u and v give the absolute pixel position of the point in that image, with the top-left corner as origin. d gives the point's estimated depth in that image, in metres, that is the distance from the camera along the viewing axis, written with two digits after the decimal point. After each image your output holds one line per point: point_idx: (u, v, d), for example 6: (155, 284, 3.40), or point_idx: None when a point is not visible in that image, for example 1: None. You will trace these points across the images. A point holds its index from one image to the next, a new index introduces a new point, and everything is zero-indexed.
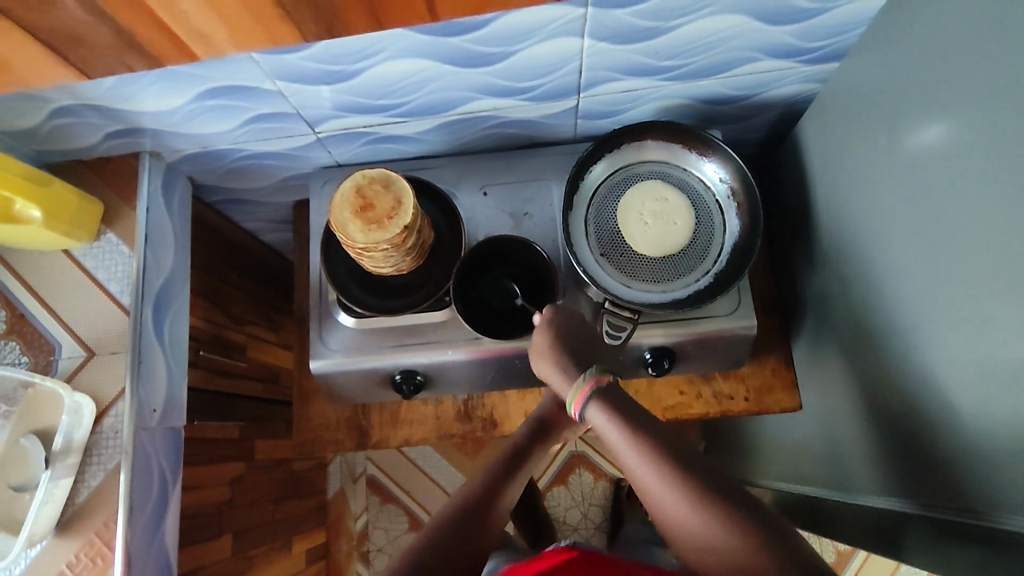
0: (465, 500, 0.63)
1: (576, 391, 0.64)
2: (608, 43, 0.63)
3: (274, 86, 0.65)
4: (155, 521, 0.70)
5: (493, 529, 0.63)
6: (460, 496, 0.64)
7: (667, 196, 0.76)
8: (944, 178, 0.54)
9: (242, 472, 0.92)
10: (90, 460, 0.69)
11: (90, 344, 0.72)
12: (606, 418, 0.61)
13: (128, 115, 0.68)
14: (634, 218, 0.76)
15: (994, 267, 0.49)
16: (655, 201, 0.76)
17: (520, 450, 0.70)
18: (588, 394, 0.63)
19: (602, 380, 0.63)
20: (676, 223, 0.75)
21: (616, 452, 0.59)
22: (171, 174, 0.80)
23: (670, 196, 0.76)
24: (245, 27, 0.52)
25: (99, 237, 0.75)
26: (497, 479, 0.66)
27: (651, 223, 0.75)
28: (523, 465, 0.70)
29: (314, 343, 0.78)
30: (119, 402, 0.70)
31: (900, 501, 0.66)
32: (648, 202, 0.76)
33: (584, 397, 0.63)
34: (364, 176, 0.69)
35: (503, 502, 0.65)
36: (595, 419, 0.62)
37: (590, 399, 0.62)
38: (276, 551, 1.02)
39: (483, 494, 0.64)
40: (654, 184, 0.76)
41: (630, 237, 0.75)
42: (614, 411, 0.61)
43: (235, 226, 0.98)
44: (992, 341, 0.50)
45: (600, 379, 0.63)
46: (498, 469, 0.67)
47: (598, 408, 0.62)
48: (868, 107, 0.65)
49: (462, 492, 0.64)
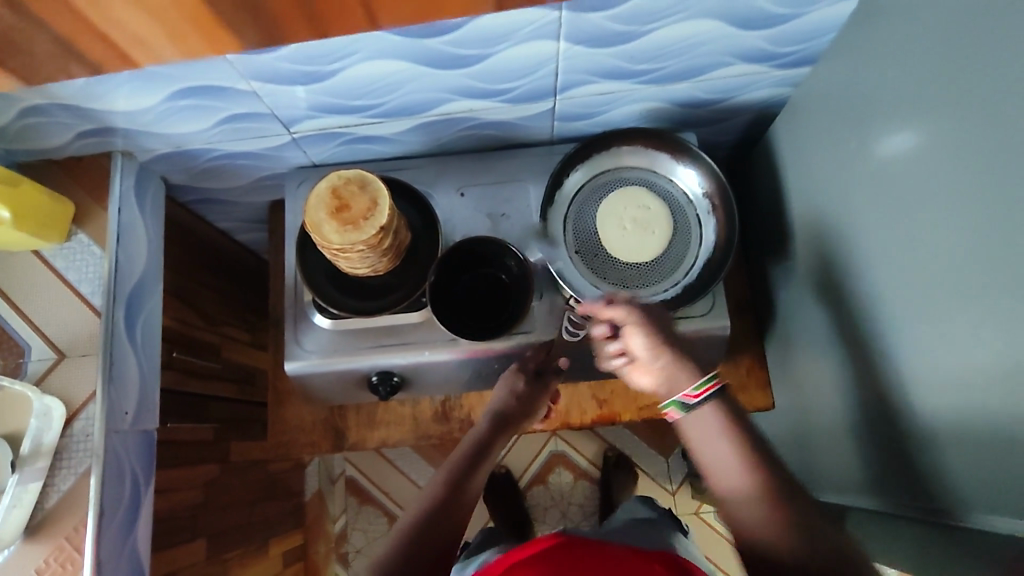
0: (431, 506, 0.61)
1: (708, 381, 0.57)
2: (583, 47, 0.64)
3: (248, 86, 0.64)
4: (127, 524, 0.70)
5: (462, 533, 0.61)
6: (424, 501, 0.62)
7: (652, 205, 0.77)
8: (911, 181, 0.55)
9: (216, 475, 0.92)
10: (59, 464, 0.68)
11: (61, 346, 0.71)
12: (709, 421, 0.56)
13: (100, 114, 0.67)
14: (612, 222, 0.77)
15: (954, 269, 0.51)
16: (637, 208, 0.77)
17: (481, 444, 0.68)
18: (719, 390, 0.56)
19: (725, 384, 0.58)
20: (654, 233, 0.76)
21: (706, 457, 0.55)
22: (144, 173, 0.79)
23: (653, 206, 0.77)
24: None
25: (70, 238, 0.73)
26: (460, 481, 0.64)
27: (629, 229, 0.77)
28: (486, 460, 0.68)
29: (290, 344, 0.77)
30: (90, 405, 0.69)
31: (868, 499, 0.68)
32: (629, 208, 0.77)
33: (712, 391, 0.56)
34: (339, 176, 0.68)
35: (469, 498, 0.63)
36: (703, 424, 0.56)
37: (716, 396, 0.56)
38: (251, 553, 1.01)
39: (449, 496, 0.62)
40: (638, 190, 0.77)
41: (607, 242, 0.76)
42: (721, 420, 0.55)
43: (208, 226, 0.97)
44: (950, 341, 0.52)
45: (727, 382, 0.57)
46: (460, 469, 0.65)
47: (706, 411, 0.56)
48: (838, 111, 0.66)
49: (427, 499, 0.62)
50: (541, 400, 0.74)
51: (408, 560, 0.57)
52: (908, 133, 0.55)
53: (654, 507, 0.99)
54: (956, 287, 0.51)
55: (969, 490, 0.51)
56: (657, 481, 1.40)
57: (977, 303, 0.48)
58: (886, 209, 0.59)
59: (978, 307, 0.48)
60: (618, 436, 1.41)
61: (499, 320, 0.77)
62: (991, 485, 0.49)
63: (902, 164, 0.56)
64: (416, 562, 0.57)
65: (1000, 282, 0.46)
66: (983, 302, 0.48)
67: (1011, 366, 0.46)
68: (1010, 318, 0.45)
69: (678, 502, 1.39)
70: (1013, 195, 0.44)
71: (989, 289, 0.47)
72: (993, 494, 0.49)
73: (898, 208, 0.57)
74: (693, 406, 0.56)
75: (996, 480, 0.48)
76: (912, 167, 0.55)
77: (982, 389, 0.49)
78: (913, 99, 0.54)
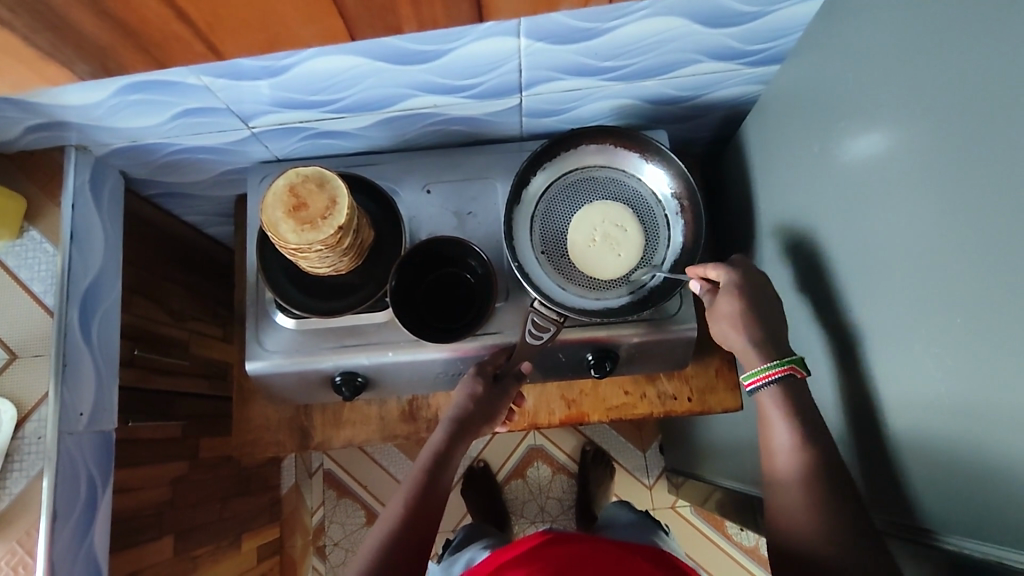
0: (402, 520, 0.65)
1: (776, 366, 0.62)
2: (545, 43, 0.62)
3: (199, 81, 0.62)
4: (81, 528, 0.69)
5: (429, 542, 0.66)
6: (393, 518, 0.66)
7: (629, 227, 0.75)
8: (876, 186, 0.53)
9: (184, 472, 0.91)
10: (10, 466, 0.66)
11: (13, 347, 0.69)
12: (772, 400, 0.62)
13: (48, 109, 0.65)
14: (585, 228, 0.75)
15: (915, 279, 0.49)
16: (614, 224, 0.75)
17: (443, 455, 0.72)
18: (779, 378, 0.61)
19: (799, 374, 0.62)
20: (619, 256, 0.74)
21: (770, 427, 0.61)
22: (100, 168, 0.77)
23: (629, 226, 0.75)
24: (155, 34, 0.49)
25: (22, 235, 0.72)
26: (425, 494, 0.68)
27: (600, 242, 0.74)
28: (447, 468, 0.72)
29: (251, 344, 0.76)
30: (42, 407, 0.68)
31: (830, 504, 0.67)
32: (607, 222, 0.75)
33: (772, 377, 0.62)
34: (298, 174, 0.65)
35: (434, 509, 0.68)
36: (768, 407, 0.62)
37: (778, 384, 0.61)
38: (223, 548, 1.00)
39: (417, 512, 0.66)
40: (613, 206, 0.75)
41: (569, 240, 0.74)
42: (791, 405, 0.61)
43: (176, 220, 0.95)
44: (908, 352, 0.51)
45: (798, 372, 0.62)
46: (424, 482, 0.69)
47: (774, 396, 0.61)
48: (807, 112, 0.64)
49: (396, 515, 0.66)
50: (502, 403, 0.75)
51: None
52: (873, 138, 0.53)
53: (631, 506, 0.99)
54: (918, 297, 0.49)
55: (930, 504, 0.51)
56: (634, 476, 1.40)
57: (936, 315, 0.47)
58: (850, 213, 0.58)
59: (937, 319, 0.47)
60: (596, 431, 1.41)
61: (464, 321, 0.76)
62: (950, 501, 0.48)
63: (867, 169, 0.55)
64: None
65: (960, 295, 0.44)
66: (940, 313, 0.47)
67: (970, 382, 0.45)
68: (967, 333, 0.44)
69: (654, 497, 1.39)
70: (975, 208, 0.42)
71: (948, 302, 0.46)
72: (952, 510, 0.48)
73: (862, 213, 0.56)
74: (752, 389, 0.63)
75: (954, 497, 0.48)
76: (876, 172, 0.53)
77: (938, 401, 0.48)
78: (878, 104, 0.52)
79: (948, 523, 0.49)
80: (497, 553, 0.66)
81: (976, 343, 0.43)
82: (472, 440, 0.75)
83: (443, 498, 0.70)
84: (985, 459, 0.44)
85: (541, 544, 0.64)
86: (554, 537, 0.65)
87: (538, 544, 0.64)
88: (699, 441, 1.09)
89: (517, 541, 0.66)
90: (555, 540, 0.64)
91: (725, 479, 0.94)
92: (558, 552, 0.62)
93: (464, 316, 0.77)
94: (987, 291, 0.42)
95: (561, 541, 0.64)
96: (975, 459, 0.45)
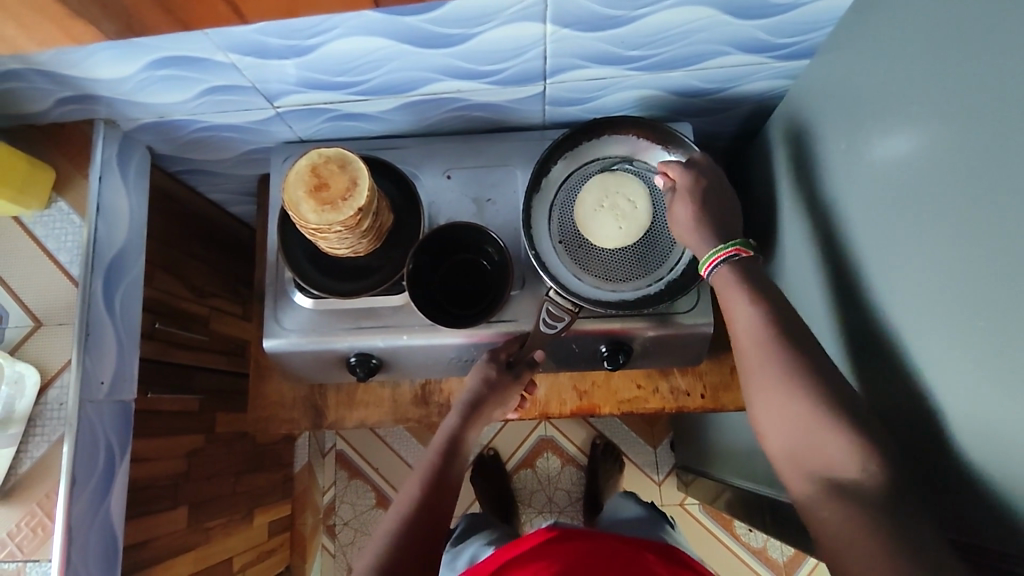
0: (417, 502, 0.66)
1: (721, 249, 0.62)
2: (571, 30, 0.61)
3: (226, 58, 0.62)
4: (99, 494, 0.70)
5: (444, 527, 0.66)
6: (408, 502, 0.66)
7: (639, 204, 0.73)
8: (904, 187, 0.52)
9: (200, 445, 0.92)
10: (33, 430, 0.69)
11: (38, 315, 0.71)
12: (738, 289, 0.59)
13: (79, 81, 0.66)
14: (598, 192, 0.74)
15: (938, 283, 0.48)
16: (627, 201, 0.73)
17: (455, 442, 0.72)
18: (729, 259, 0.62)
19: (744, 255, 0.62)
20: (621, 227, 0.73)
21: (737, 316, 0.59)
22: (128, 142, 0.78)
23: (638, 202, 0.73)
24: (178, 13, 0.49)
25: (50, 206, 0.73)
26: (438, 479, 0.69)
27: (605, 209, 0.73)
28: (460, 456, 0.72)
29: (269, 322, 0.77)
30: (65, 373, 0.69)
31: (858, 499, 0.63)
32: (622, 197, 0.74)
33: (717, 260, 0.62)
34: (320, 154, 0.66)
35: (449, 493, 0.69)
36: (725, 287, 0.61)
37: (726, 265, 0.62)
38: (236, 522, 1.02)
39: (431, 495, 0.67)
40: (626, 180, 0.74)
41: (577, 203, 0.74)
42: (745, 281, 0.60)
43: (199, 197, 0.96)
44: (924, 356, 0.50)
45: (743, 253, 0.62)
46: (437, 467, 0.70)
47: (726, 274, 0.61)
48: (836, 109, 0.63)
49: (410, 499, 0.67)
50: (514, 389, 0.75)
51: (395, 557, 0.61)
52: (902, 137, 0.52)
53: (637, 500, 0.99)
54: (939, 301, 0.48)
55: (941, 511, 0.50)
56: (643, 471, 1.40)
57: (958, 318, 0.46)
58: (877, 214, 0.57)
59: (959, 321, 0.46)
60: (607, 425, 1.41)
61: (476, 308, 0.76)
62: (962, 510, 0.48)
63: (895, 169, 0.53)
64: (406, 558, 0.62)
65: (983, 299, 0.44)
66: (962, 316, 0.46)
67: (986, 387, 0.43)
68: (988, 338, 0.43)
69: (663, 493, 1.39)
70: (1003, 209, 0.41)
71: (970, 307, 0.45)
72: (961, 519, 0.48)
73: (887, 213, 0.55)
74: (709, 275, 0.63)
75: (966, 501, 0.47)
76: (904, 171, 0.52)
77: (953, 406, 0.47)
78: (908, 102, 0.51)
79: (955, 531, 0.49)
80: (504, 548, 0.66)
81: (997, 347, 0.42)
82: (483, 427, 0.75)
83: (456, 485, 0.70)
84: (996, 461, 0.43)
85: (558, 535, 0.64)
86: (565, 532, 0.65)
87: (549, 539, 0.64)
88: (711, 439, 1.08)
89: (522, 538, 0.66)
90: (563, 534, 0.65)
91: (735, 477, 0.94)
92: (568, 549, 0.62)
93: (477, 304, 0.77)
94: (1012, 294, 0.41)
95: (570, 537, 0.64)
96: (988, 463, 0.44)
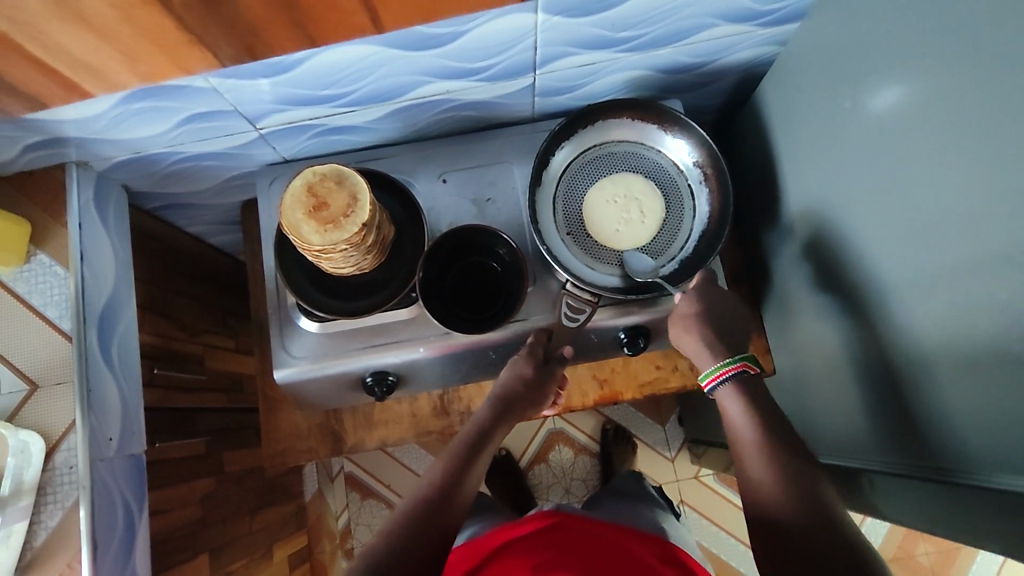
0: (436, 486, 0.62)
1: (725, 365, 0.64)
2: (562, 17, 0.60)
3: (207, 83, 0.59)
4: (123, 555, 0.66)
5: (461, 511, 0.62)
6: (428, 481, 0.63)
7: (649, 223, 0.73)
8: (910, 140, 0.53)
9: (212, 488, 0.89)
10: (44, 499, 0.64)
11: (33, 377, 0.67)
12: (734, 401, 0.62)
13: (48, 125, 0.61)
14: (621, 186, 0.74)
15: (959, 229, 0.48)
16: (638, 211, 0.74)
17: (484, 431, 0.69)
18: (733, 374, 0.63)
19: (750, 370, 0.64)
20: (618, 230, 0.73)
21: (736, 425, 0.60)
22: (103, 184, 0.74)
23: (649, 221, 0.73)
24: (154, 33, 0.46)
25: (29, 260, 0.69)
26: (461, 464, 0.65)
27: (618, 205, 0.74)
28: (488, 446, 0.69)
29: (277, 351, 0.74)
30: (71, 435, 0.66)
31: (899, 463, 0.60)
32: (638, 201, 0.74)
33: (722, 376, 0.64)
34: (315, 173, 0.63)
35: (470, 484, 0.65)
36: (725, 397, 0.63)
37: (732, 379, 0.63)
38: (257, 562, 0.98)
39: (453, 477, 0.63)
40: (654, 195, 0.74)
41: (593, 186, 0.74)
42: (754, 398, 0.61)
43: (179, 232, 0.93)
44: (949, 302, 0.51)
45: (750, 367, 0.64)
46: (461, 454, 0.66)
47: (727, 388, 0.63)
48: (829, 68, 0.63)
49: (431, 477, 0.63)
50: (546, 391, 0.74)
51: (403, 539, 0.57)
52: (904, 90, 0.52)
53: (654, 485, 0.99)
54: (963, 247, 0.48)
55: (978, 450, 0.50)
56: (655, 449, 1.40)
57: (986, 260, 0.46)
58: (884, 168, 0.57)
59: (988, 264, 0.46)
60: (615, 409, 1.41)
61: (475, 309, 0.76)
62: (1000, 446, 0.47)
63: (897, 122, 0.54)
64: (419, 540, 0.57)
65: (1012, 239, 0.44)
66: (991, 259, 0.46)
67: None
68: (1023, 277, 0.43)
69: (677, 469, 1.40)
70: None
71: (999, 247, 0.45)
72: (1001, 457, 0.47)
73: (896, 167, 0.55)
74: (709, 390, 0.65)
75: (1004, 439, 0.47)
76: (907, 124, 0.53)
77: (987, 349, 0.48)
78: (908, 53, 0.52)
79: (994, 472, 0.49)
80: (506, 530, 0.76)
81: None
82: (513, 425, 0.73)
83: (480, 476, 0.67)
84: None
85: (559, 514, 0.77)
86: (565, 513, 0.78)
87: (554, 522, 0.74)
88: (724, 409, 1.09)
89: (526, 522, 0.75)
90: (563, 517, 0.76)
91: None
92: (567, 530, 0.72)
93: (479, 304, 0.76)
94: None
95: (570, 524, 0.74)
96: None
